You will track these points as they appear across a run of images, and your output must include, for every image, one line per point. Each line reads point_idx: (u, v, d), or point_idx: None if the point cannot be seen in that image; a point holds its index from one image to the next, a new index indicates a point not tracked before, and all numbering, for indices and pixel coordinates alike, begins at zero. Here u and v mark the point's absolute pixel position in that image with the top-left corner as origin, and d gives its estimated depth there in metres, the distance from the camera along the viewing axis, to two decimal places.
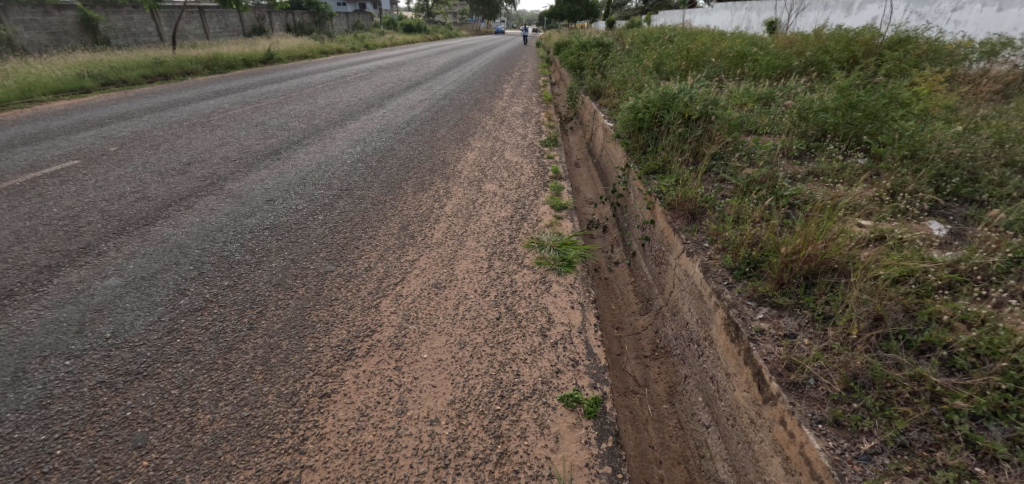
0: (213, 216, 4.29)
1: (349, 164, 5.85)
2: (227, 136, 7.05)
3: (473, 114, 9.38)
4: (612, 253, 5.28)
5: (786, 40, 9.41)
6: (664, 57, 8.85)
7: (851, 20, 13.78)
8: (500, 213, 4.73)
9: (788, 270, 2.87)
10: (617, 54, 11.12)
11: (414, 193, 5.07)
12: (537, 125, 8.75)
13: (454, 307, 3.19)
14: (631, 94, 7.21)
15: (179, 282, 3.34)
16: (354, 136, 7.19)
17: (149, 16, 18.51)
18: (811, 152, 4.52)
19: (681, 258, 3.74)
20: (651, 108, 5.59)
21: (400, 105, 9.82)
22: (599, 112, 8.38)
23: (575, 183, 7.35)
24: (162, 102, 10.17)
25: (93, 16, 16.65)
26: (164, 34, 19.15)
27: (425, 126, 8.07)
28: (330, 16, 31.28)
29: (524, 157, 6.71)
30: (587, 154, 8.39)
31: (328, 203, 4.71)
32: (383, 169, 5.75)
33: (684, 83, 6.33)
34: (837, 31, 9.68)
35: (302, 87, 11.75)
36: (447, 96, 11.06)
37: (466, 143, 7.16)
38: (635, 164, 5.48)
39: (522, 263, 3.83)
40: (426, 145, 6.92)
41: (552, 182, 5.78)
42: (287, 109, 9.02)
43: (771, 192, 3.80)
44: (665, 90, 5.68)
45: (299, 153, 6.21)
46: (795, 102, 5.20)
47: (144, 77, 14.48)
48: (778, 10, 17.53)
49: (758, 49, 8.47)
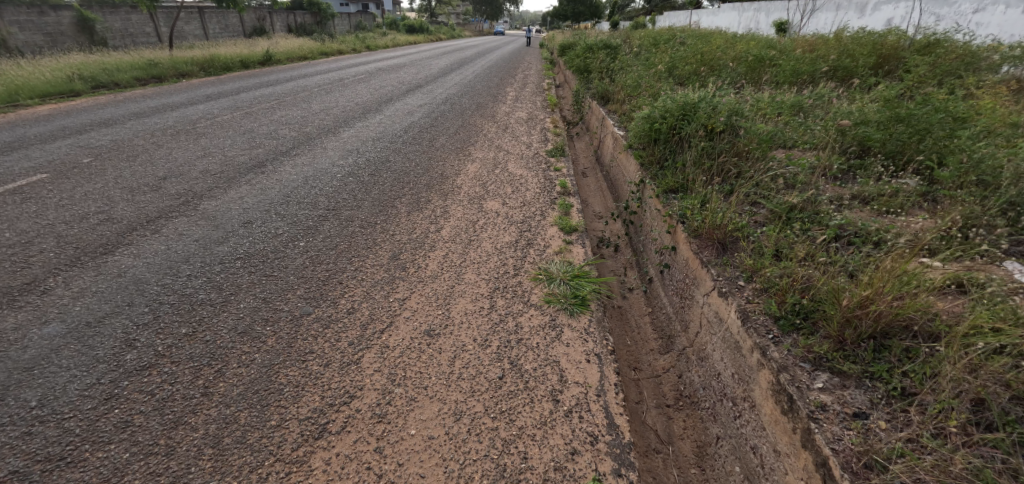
0: (181, 243, 3.83)
1: (339, 178, 5.37)
2: (211, 145, 6.59)
3: (475, 120, 8.89)
4: (627, 279, 4.81)
5: (805, 43, 8.89)
6: (678, 61, 8.36)
7: (865, 22, 13.27)
8: (503, 237, 4.24)
9: (851, 329, 2.41)
10: (626, 57, 10.61)
11: (408, 212, 4.60)
12: (542, 132, 8.28)
13: (449, 362, 2.72)
14: (645, 101, 6.72)
15: (128, 330, 2.88)
16: (347, 145, 6.70)
17: (148, 16, 18.10)
18: (854, 172, 4.06)
19: (712, 297, 3.26)
20: (668, 119, 5.09)
21: (398, 111, 9.34)
22: (608, 119, 7.89)
23: (583, 196, 6.87)
24: (150, 107, 9.71)
25: (90, 17, 16.24)
26: (163, 35, 18.73)
27: (424, 134, 7.58)
28: (332, 16, 30.84)
29: (529, 169, 6.23)
30: (595, 163, 7.90)
31: (312, 225, 4.24)
32: (375, 184, 5.27)
33: (704, 90, 5.83)
34: (857, 34, 9.18)
35: (297, 91, 11.27)
36: (448, 101, 10.58)
37: (466, 153, 6.68)
38: (652, 180, 5.00)
39: (529, 300, 3.35)
40: (424, 155, 6.44)
41: (560, 198, 5.30)
42: (279, 114, 8.56)
43: (815, 221, 3.34)
44: (685, 98, 5.18)
45: (285, 166, 5.73)
46: (830, 114, 4.72)
47: (137, 79, 14.05)
48: (788, 11, 17.02)
49: (778, 53, 7.98)
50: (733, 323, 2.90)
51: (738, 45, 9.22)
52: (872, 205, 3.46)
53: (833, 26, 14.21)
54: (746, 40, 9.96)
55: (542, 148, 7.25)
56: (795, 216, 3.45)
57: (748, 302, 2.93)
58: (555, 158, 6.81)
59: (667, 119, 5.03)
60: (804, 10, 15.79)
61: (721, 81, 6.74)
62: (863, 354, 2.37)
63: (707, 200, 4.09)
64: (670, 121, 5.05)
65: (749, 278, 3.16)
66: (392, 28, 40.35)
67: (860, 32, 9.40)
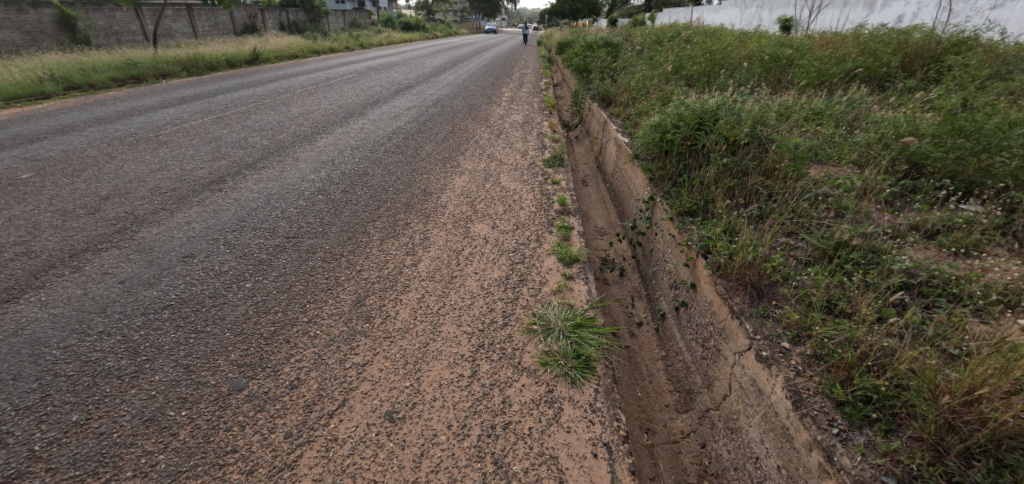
0: (100, 286, 3.18)
1: (307, 196, 4.71)
2: (170, 156, 5.90)
3: (466, 124, 8.21)
4: (634, 312, 4.19)
5: (821, 39, 8.23)
6: (686, 61, 7.72)
7: (875, 19, 12.65)
8: (491, 272, 3.58)
9: (955, 437, 1.91)
10: (629, 56, 9.93)
11: (381, 239, 3.94)
12: (539, 138, 7.62)
13: (415, 465, 2.15)
14: (653, 106, 6.07)
15: (4, 419, 2.27)
16: (322, 155, 6.02)
17: (134, 13, 17.39)
18: (906, 196, 3.47)
19: (747, 357, 2.66)
20: (683, 129, 4.40)
21: (384, 114, 8.66)
22: (611, 123, 7.25)
23: (584, 209, 6.23)
24: (119, 110, 9.01)
25: (73, 15, 15.55)
26: (149, 33, 18.01)
27: (409, 141, 6.91)
28: (326, 14, 30.11)
29: (524, 182, 5.57)
30: (597, 172, 7.25)
31: (264, 259, 3.58)
32: (348, 204, 4.60)
33: (722, 95, 5.17)
34: (875, 31, 8.55)
35: (278, 92, 10.57)
36: (438, 103, 9.90)
37: (454, 163, 6.00)
38: (665, 198, 4.36)
39: (520, 361, 2.72)
40: (407, 166, 5.76)
41: (559, 220, 4.62)
42: (253, 119, 7.87)
43: (875, 264, 2.74)
44: (703, 103, 4.53)
45: (248, 181, 5.05)
46: (871, 125, 4.09)
47: (115, 80, 13.35)
48: (793, 8, 16.41)
49: (795, 51, 7.34)
50: (780, 404, 2.32)
51: (750, 43, 8.56)
52: (940, 241, 2.88)
53: (840, 24, 13.61)
54: (756, 38, 9.30)
55: (539, 156, 6.58)
56: (848, 255, 2.84)
57: (799, 375, 2.36)
58: (553, 168, 6.15)
59: (682, 127, 4.37)
60: (811, 7, 15.19)
61: (736, 84, 6.09)
62: (975, 476, 1.84)
63: (734, 228, 3.47)
64: (685, 128, 4.39)
65: (796, 337, 2.57)
66: (385, 24, 39.50)
67: (877, 29, 8.78)
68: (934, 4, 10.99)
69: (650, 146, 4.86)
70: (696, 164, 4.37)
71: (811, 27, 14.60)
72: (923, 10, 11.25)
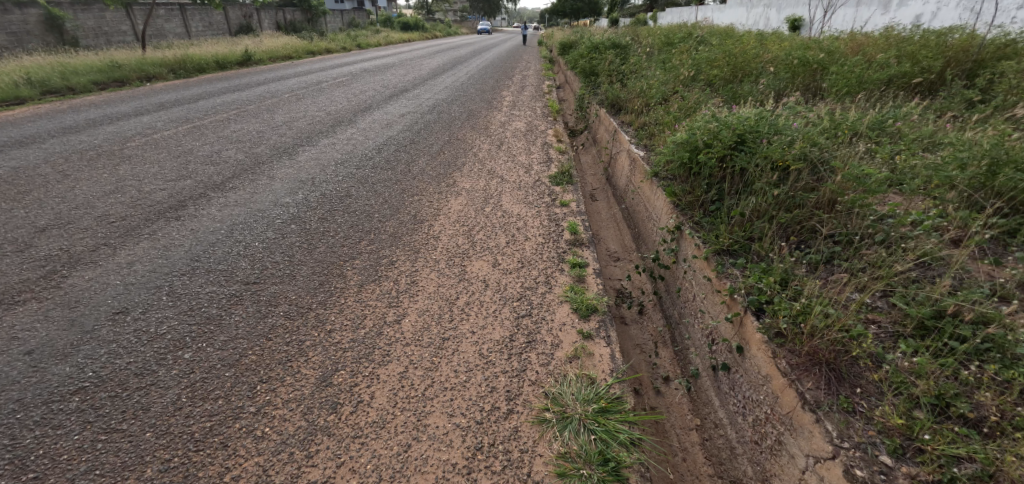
0: (2, 361, 2.57)
1: (277, 225, 4.05)
2: (129, 174, 5.24)
3: (464, 133, 7.55)
4: (659, 365, 3.55)
5: (848, 39, 7.56)
6: (705, 64, 7.04)
7: (891, 19, 12.08)
8: (491, 329, 2.92)
9: None
10: (638, 58, 9.24)
11: (359, 284, 3.27)
12: (543, 148, 6.97)
13: None
14: (674, 118, 5.40)
15: None
16: (300, 173, 5.33)
17: (124, 13, 16.70)
18: (1002, 239, 2.81)
19: (828, 469, 2.07)
20: (718, 148, 3.70)
21: (376, 122, 7.98)
22: (623, 133, 6.59)
23: (594, 231, 5.58)
24: (90, 118, 8.33)
25: (58, 15, 14.84)
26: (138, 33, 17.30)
27: (400, 154, 6.23)
28: (323, 14, 29.41)
29: (528, 203, 4.89)
30: (607, 186, 6.57)
31: (213, 314, 2.94)
32: (324, 235, 3.93)
33: (757, 107, 4.50)
34: (905, 32, 7.90)
35: (264, 97, 9.89)
36: (435, 109, 9.24)
37: (450, 181, 5.32)
38: (696, 230, 3.70)
39: (530, 473, 2.15)
40: (395, 186, 5.09)
41: (571, 254, 3.95)
42: (231, 129, 7.20)
43: (992, 344, 2.13)
44: (740, 117, 3.85)
45: (211, 207, 4.38)
46: (943, 147, 3.45)
47: (95, 83, 12.66)
48: (802, 8, 15.84)
49: (825, 53, 6.67)
50: None
51: (770, 45, 7.89)
52: None
53: (852, 25, 13.09)
54: (775, 39, 8.64)
55: (544, 171, 5.89)
56: (958, 331, 2.19)
57: None
58: (561, 186, 5.47)
59: (716, 144, 3.68)
60: (821, 7, 14.66)
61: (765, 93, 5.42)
62: None
63: (790, 278, 2.83)
64: (719, 145, 3.70)
65: (899, 448, 2.01)
66: (385, 24, 38.80)
67: (904, 30, 8.16)
68: (956, 4, 10.43)
69: (676, 164, 4.19)
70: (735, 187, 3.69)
71: (822, 29, 14.08)
72: (942, 10, 10.83)
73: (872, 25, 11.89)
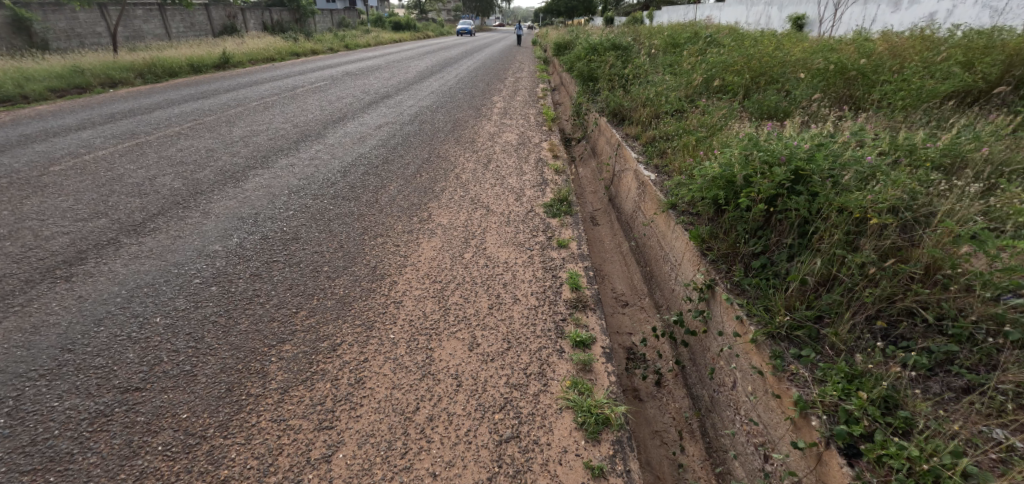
0: None
1: (193, 289, 3.15)
2: (35, 210, 4.34)
3: (448, 148, 6.64)
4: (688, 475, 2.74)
5: (880, 37, 6.67)
6: (722, 68, 6.16)
7: (905, 17, 11.25)
8: (459, 469, 2.10)
9: None
10: (641, 60, 8.32)
11: (283, 390, 2.38)
12: (537, 165, 6.08)
13: None
14: (693, 136, 4.49)
15: None
16: (243, 206, 4.39)
17: (99, 13, 15.63)
18: None
19: None
20: (768, 184, 2.78)
21: (348, 134, 7.06)
22: (629, 148, 5.69)
23: (597, 268, 4.70)
24: (27, 133, 7.39)
25: (26, 16, 13.82)
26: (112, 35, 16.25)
27: (369, 177, 5.27)
28: (311, 14, 28.38)
29: (519, 243, 3.96)
30: (610, 209, 5.70)
31: (61, 451, 2.11)
32: (251, 302, 3.04)
33: (800, 129, 3.62)
34: (941, 30, 7.04)
35: (229, 106, 8.93)
36: (417, 118, 8.33)
37: (424, 214, 4.39)
38: (737, 296, 2.83)
39: None
40: (356, 222, 4.15)
41: (574, 320, 3.06)
42: (177, 146, 6.25)
43: None
44: (794, 143, 2.94)
45: (117, 259, 3.49)
46: None
47: (53, 90, 11.67)
48: (806, 5, 15.03)
49: (860, 55, 5.78)
50: None
51: (790, 48, 7.00)
52: None
53: (860, 24, 12.29)
54: (793, 40, 7.76)
55: (539, 197, 4.93)
56: None
57: None
58: (558, 217, 4.51)
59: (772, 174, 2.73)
60: (825, 5, 13.89)
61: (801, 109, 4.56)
62: None
63: (893, 397, 1.99)
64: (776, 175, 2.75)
65: None
66: (376, 24, 37.70)
67: (936, 29, 7.31)
68: (974, 1, 9.65)
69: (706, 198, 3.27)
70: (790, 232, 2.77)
71: (828, 29, 13.29)
72: (960, 7, 10.05)
73: (884, 25, 11.09)
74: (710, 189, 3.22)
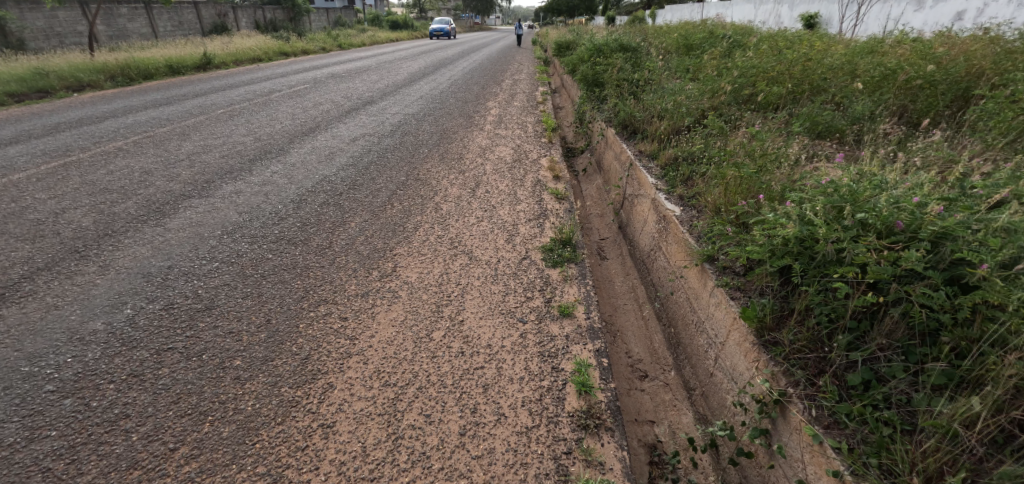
0: None
1: (39, 408, 2.22)
2: None
3: (432, 165, 5.68)
4: None
5: (938, 37, 5.64)
6: (755, 75, 5.18)
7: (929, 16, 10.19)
8: None
9: None
10: (655, 64, 7.30)
11: None
12: (536, 189, 5.12)
13: None
14: (731, 162, 3.53)
15: None
16: (158, 254, 3.44)
17: (78, 11, 14.60)
18: None
19: None
20: (885, 268, 1.90)
21: (316, 148, 6.11)
22: (644, 170, 4.71)
23: (607, 321, 3.71)
24: None
25: None
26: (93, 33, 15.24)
27: (328, 208, 4.28)
28: (307, 12, 27.43)
29: (509, 309, 3.00)
30: (620, 240, 4.72)
31: None
32: (115, 432, 2.11)
33: (887, 169, 2.69)
34: (1004, 30, 6.04)
35: (191, 114, 7.96)
36: (400, 128, 7.37)
37: (389, 262, 3.41)
38: (830, 433, 1.94)
39: None
40: (297, 278, 3.19)
41: (586, 452, 2.15)
42: (110, 167, 5.29)
43: None
44: (908, 201, 2.02)
45: None
46: None
47: (10, 95, 10.68)
48: (819, 3, 13.96)
49: (922, 59, 4.80)
50: None
51: (831, 50, 5.98)
52: None
53: (880, 24, 11.16)
54: (828, 40, 6.73)
55: (536, 235, 3.96)
56: None
57: None
58: (558, 266, 3.51)
59: (912, 256, 1.84)
60: (839, 2, 12.76)
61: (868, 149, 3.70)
62: None
63: None
64: (914, 256, 1.85)
65: None
66: (374, 25, 36.66)
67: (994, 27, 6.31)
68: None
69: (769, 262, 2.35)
70: (908, 337, 1.94)
71: (846, 30, 12.18)
72: (992, 5, 9.00)
73: (908, 27, 10.07)
74: (778, 253, 2.29)
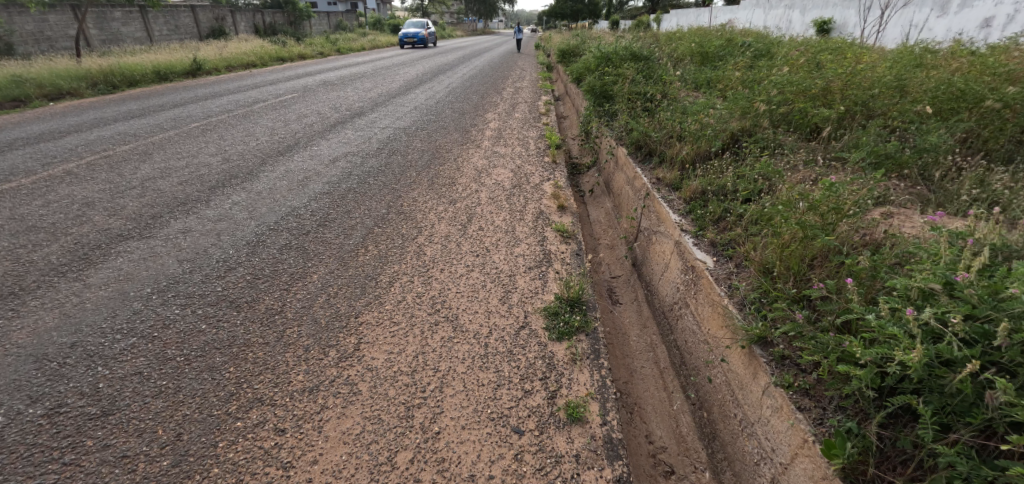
0: None
1: None
2: None
3: (420, 193, 4.98)
4: None
5: (1001, 49, 4.90)
6: (794, 91, 4.44)
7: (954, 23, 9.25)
8: None
9: None
10: (670, 76, 6.57)
11: None
12: (538, 223, 4.42)
13: None
14: (785, 212, 2.84)
15: None
16: (66, 324, 2.76)
17: (68, 14, 13.93)
18: None
19: None
20: None
21: (290, 171, 5.42)
22: (665, 205, 3.97)
23: (622, 394, 2.85)
24: None
25: None
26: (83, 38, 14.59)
27: (289, 253, 3.58)
28: (308, 16, 26.80)
29: (503, 410, 2.31)
30: (634, 282, 3.94)
31: None
32: None
33: (1014, 243, 2.01)
34: None
35: (159, 129, 7.26)
36: (388, 146, 6.66)
37: (351, 336, 2.70)
38: None
39: None
40: (231, 362, 2.49)
41: None
42: (50, 196, 4.61)
43: None
44: None
45: None
46: None
47: None
48: (833, 8, 13.01)
49: (994, 75, 4.05)
50: None
51: (874, 62, 5.23)
52: None
53: (902, 31, 10.20)
54: (866, 50, 5.97)
55: (537, 291, 3.25)
56: None
57: None
58: (566, 340, 2.79)
59: None
60: (859, 9, 11.88)
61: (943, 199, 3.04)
62: None
63: None
64: None
65: None
66: (376, 27, 35.92)
67: None
68: None
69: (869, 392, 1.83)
70: None
71: (868, 35, 11.23)
72: None
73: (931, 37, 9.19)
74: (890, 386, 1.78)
